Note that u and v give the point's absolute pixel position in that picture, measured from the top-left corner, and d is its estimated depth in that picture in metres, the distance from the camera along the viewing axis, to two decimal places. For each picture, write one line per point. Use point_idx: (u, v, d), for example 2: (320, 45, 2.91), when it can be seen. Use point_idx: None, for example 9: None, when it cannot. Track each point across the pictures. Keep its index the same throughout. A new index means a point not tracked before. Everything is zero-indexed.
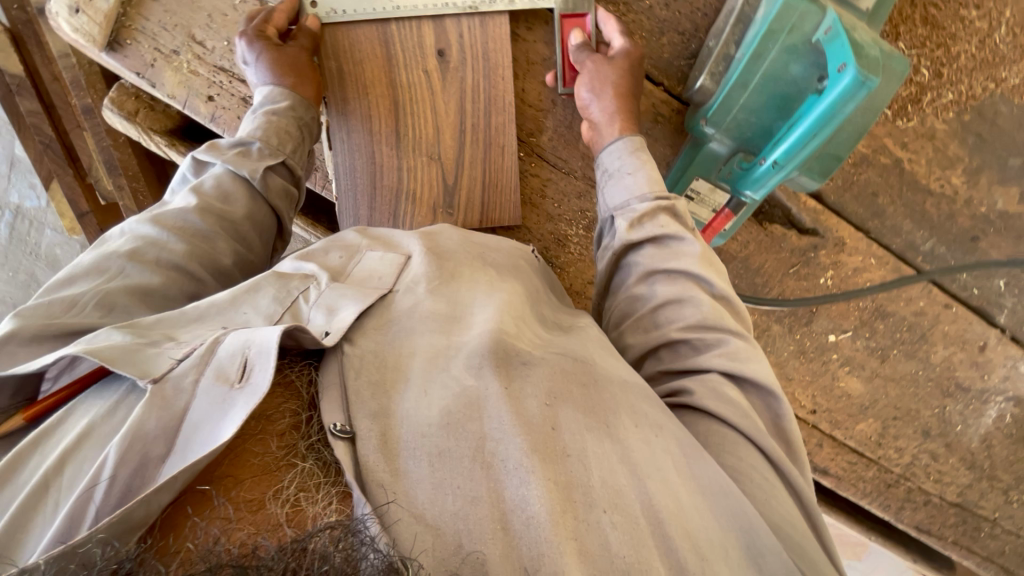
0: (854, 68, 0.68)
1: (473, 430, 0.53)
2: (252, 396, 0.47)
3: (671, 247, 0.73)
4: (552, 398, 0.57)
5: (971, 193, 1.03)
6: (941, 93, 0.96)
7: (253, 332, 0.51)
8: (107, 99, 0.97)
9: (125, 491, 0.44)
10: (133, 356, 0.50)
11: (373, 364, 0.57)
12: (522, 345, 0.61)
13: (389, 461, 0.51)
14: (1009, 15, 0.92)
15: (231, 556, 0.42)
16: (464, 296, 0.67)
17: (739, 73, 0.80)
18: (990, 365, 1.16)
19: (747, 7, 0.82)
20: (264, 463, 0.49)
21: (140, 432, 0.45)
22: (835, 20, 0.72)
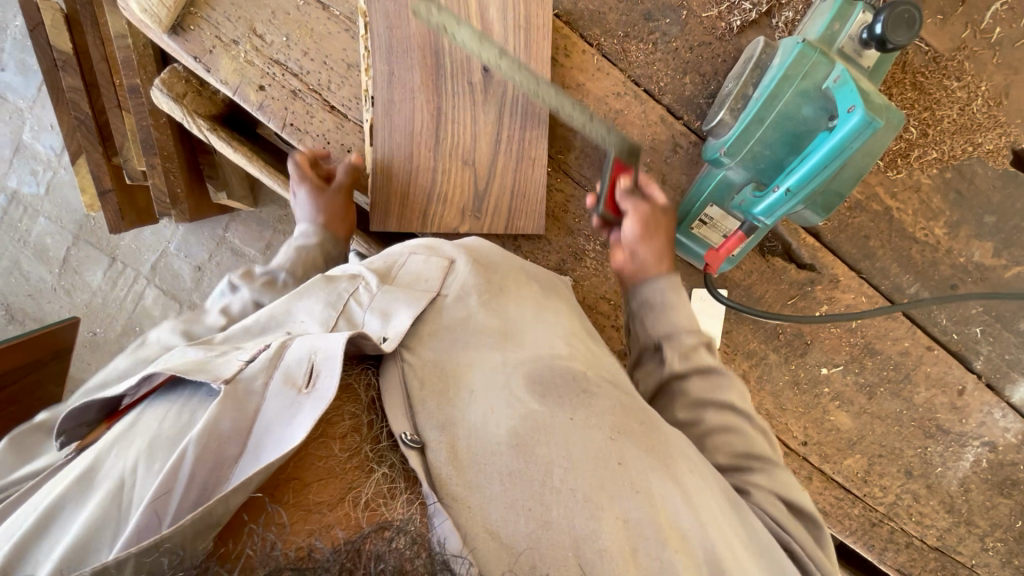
0: (863, 109, 0.77)
1: (541, 453, 0.67)
2: (319, 402, 0.63)
3: (714, 379, 0.83)
4: (616, 432, 0.70)
5: (952, 244, 1.13)
6: (927, 151, 1.07)
7: (315, 342, 0.71)
8: (157, 80, 1.01)
9: (201, 488, 0.58)
10: (203, 365, 0.69)
11: (436, 374, 0.76)
12: (585, 372, 0.77)
13: (459, 473, 0.67)
14: (985, 88, 1.05)
15: (289, 559, 0.52)
16: (510, 312, 0.86)
17: (757, 109, 0.88)
18: (968, 409, 1.22)
19: (764, 56, 0.92)
20: (331, 468, 0.65)
21: (215, 431, 0.60)
22: (843, 70, 0.82)
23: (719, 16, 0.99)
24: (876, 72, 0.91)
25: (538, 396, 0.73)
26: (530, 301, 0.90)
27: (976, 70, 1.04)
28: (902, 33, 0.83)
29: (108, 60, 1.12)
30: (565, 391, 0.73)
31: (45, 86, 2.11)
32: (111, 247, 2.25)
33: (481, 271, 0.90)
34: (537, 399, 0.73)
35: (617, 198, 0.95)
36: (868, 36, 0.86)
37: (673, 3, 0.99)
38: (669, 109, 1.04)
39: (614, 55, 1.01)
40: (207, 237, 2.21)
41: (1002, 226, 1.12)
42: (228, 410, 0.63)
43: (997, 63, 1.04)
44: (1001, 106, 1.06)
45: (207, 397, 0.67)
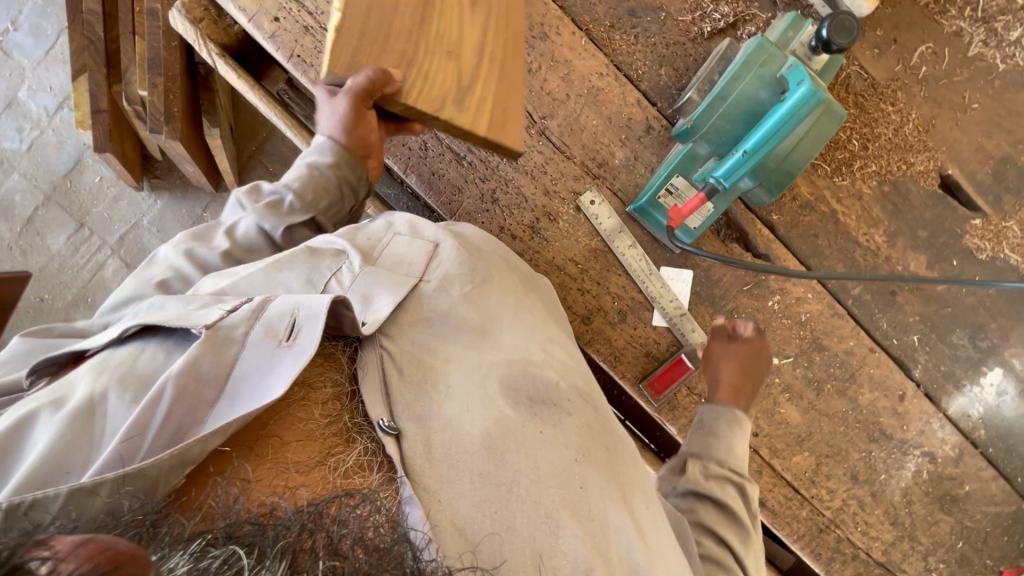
0: (809, 82, 0.90)
1: (510, 459, 0.73)
2: (298, 355, 0.67)
3: (726, 517, 0.90)
4: (583, 453, 0.77)
5: (891, 252, 1.23)
6: (868, 163, 1.21)
7: (300, 299, 0.71)
8: (178, 2, 1.09)
9: (178, 427, 0.63)
10: (183, 314, 0.71)
11: (415, 366, 0.78)
12: (558, 387, 0.82)
13: (433, 468, 0.71)
14: (915, 116, 1.20)
15: (251, 514, 0.57)
16: (492, 305, 0.88)
17: (719, 89, 1.00)
18: (908, 416, 1.27)
19: (729, 51, 1.06)
20: (309, 430, 0.70)
21: (196, 370, 0.65)
22: (797, 60, 0.95)
23: (692, 21, 1.13)
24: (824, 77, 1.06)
25: (510, 401, 0.78)
26: (513, 295, 0.92)
27: (907, 100, 1.20)
28: (843, 37, 0.96)
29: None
30: (537, 400, 0.79)
31: (54, 49, 2.17)
32: (81, 213, 2.20)
33: (466, 259, 0.91)
34: (510, 404, 0.78)
35: (668, 381, 1.17)
36: (816, 42, 1.00)
37: (653, 5, 1.13)
38: (645, 96, 1.15)
39: (600, 40, 1.13)
40: (185, 214, 2.20)
41: (933, 242, 1.24)
42: (208, 353, 0.66)
43: (924, 96, 1.20)
44: (929, 133, 1.21)
45: (185, 340, 0.70)
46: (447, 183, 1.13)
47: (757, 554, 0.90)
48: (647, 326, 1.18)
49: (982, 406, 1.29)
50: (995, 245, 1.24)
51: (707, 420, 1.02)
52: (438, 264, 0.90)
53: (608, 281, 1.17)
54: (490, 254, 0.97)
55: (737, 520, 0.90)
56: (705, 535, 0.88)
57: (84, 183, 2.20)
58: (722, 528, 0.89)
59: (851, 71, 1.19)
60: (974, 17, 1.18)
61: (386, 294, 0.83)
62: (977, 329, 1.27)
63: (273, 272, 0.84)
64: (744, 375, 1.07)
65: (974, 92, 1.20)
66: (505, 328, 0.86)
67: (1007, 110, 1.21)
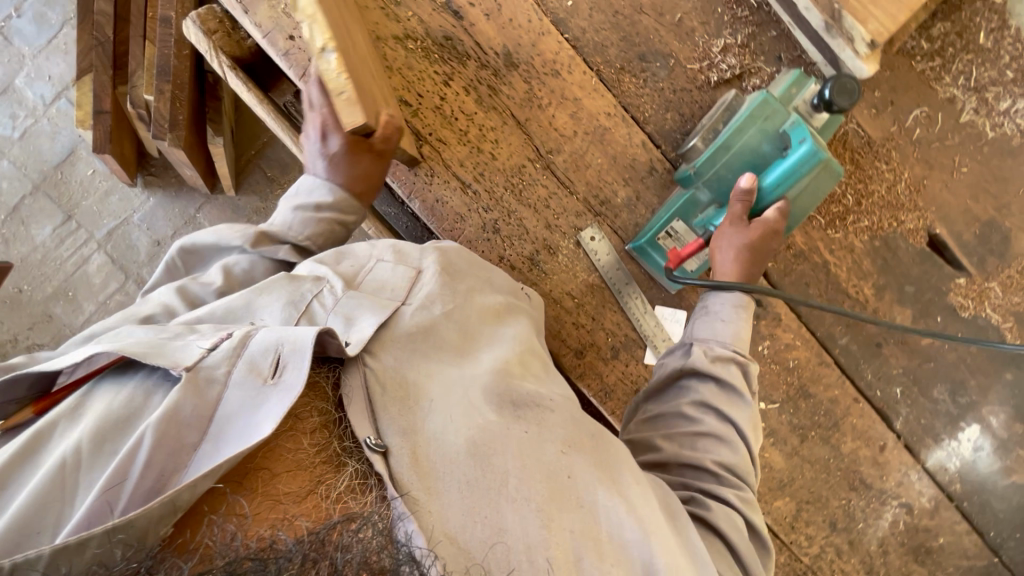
0: (811, 141, 0.93)
1: (496, 461, 0.72)
2: (287, 393, 0.66)
3: (729, 398, 0.93)
4: (567, 447, 0.77)
5: (878, 305, 1.27)
6: (860, 218, 1.25)
7: (284, 335, 0.70)
8: (193, 13, 1.09)
9: (160, 473, 0.61)
10: (160, 349, 0.70)
11: (396, 384, 0.77)
12: (534, 391, 0.82)
13: (422, 480, 0.70)
14: (908, 176, 1.24)
15: (251, 550, 0.56)
16: (473, 327, 0.90)
17: (723, 138, 1.02)
18: (888, 467, 1.30)
19: (734, 102, 1.09)
20: (298, 459, 0.67)
21: (177, 416, 0.63)
22: (799, 117, 0.98)
23: (700, 70, 1.16)
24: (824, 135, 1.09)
25: (494, 407, 0.78)
26: (493, 313, 0.95)
27: (900, 159, 1.24)
28: (844, 98, 1.01)
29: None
30: (521, 404, 0.80)
31: (57, 39, 2.14)
32: (69, 205, 2.16)
33: (447, 282, 0.92)
34: (494, 410, 0.78)
35: None
36: (818, 101, 1.04)
37: (664, 51, 1.16)
38: (650, 137, 1.17)
39: (609, 81, 1.15)
40: (177, 214, 2.17)
41: (919, 298, 1.28)
42: (190, 394, 0.65)
43: (917, 157, 1.24)
44: (920, 193, 1.25)
45: (162, 380, 0.69)
46: (450, 211, 1.12)
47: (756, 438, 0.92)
48: (639, 363, 1.19)
49: (959, 460, 1.32)
50: (977, 304, 1.29)
51: (716, 304, 1.04)
52: (419, 290, 0.90)
53: (603, 317, 1.18)
54: (472, 274, 0.98)
55: (739, 400, 0.93)
56: (707, 411, 0.91)
57: (76, 175, 2.16)
58: (724, 407, 0.91)
59: (849, 128, 1.22)
60: (969, 85, 1.23)
61: (370, 314, 0.82)
62: (957, 385, 1.31)
63: (254, 297, 0.85)
64: (754, 259, 1.02)
65: (963, 157, 1.25)
66: (483, 347, 0.88)
67: (994, 176, 1.26)
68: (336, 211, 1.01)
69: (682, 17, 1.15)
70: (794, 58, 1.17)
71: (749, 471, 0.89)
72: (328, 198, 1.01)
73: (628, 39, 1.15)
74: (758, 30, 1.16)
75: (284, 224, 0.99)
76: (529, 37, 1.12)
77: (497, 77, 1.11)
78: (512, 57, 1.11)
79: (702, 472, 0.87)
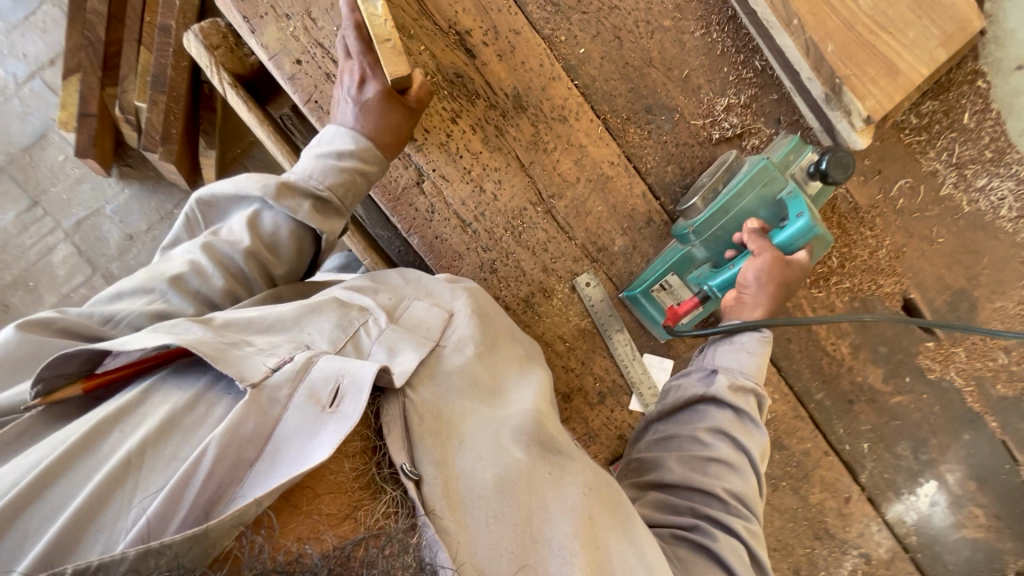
0: (808, 217, 0.97)
1: (523, 500, 0.73)
2: (343, 423, 0.65)
3: (745, 425, 0.91)
4: (590, 489, 0.76)
5: (853, 363, 1.32)
6: (842, 279, 1.30)
7: (346, 364, 0.70)
8: (196, 26, 1.07)
9: (219, 484, 0.61)
10: (224, 357, 0.69)
11: (432, 419, 0.76)
12: (558, 438, 0.82)
13: (452, 511, 0.70)
14: (889, 243, 1.30)
15: (276, 564, 0.54)
16: (501, 369, 0.89)
17: (723, 200, 1.05)
18: (852, 518, 1.35)
19: (735, 163, 1.12)
20: (338, 481, 0.66)
21: (238, 433, 0.63)
22: (796, 188, 1.01)
23: (703, 126, 1.19)
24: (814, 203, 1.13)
25: (522, 448, 0.78)
26: (516, 359, 0.93)
27: (883, 226, 1.29)
28: (839, 172, 1.04)
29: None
30: (546, 446, 0.79)
31: (34, 16, 2.03)
32: (37, 191, 2.05)
33: (480, 323, 0.91)
34: (521, 450, 0.77)
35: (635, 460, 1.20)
36: (814, 170, 1.07)
37: (669, 106, 1.18)
38: (650, 188, 1.19)
39: (615, 131, 1.17)
40: (154, 209, 2.08)
41: (891, 358, 1.34)
42: (252, 412, 0.65)
43: (898, 226, 1.30)
44: (898, 259, 1.31)
45: (226, 392, 0.70)
46: (449, 249, 1.12)
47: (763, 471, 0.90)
48: (624, 409, 1.20)
49: (916, 514, 1.39)
50: (943, 367, 1.35)
51: (738, 334, 1.01)
52: (455, 330, 0.89)
53: (592, 362, 1.19)
54: (498, 319, 0.97)
55: (751, 429, 0.91)
56: (719, 436, 0.89)
57: (45, 160, 2.05)
58: (738, 433, 0.89)
59: (838, 193, 1.27)
60: (950, 161, 1.29)
61: (411, 349, 0.82)
62: (919, 443, 1.37)
63: (302, 313, 0.82)
64: (780, 298, 1.01)
65: (940, 228, 1.31)
66: (510, 388, 0.87)
67: (967, 249, 1.32)
68: (358, 159, 0.95)
69: (689, 74, 1.18)
70: (793, 122, 1.20)
71: (754, 502, 0.86)
72: (349, 146, 0.95)
73: (636, 90, 1.17)
74: (761, 92, 1.19)
75: (305, 174, 0.93)
76: (540, 82, 1.12)
77: (505, 118, 1.11)
78: (521, 100, 1.12)
79: (710, 497, 0.84)
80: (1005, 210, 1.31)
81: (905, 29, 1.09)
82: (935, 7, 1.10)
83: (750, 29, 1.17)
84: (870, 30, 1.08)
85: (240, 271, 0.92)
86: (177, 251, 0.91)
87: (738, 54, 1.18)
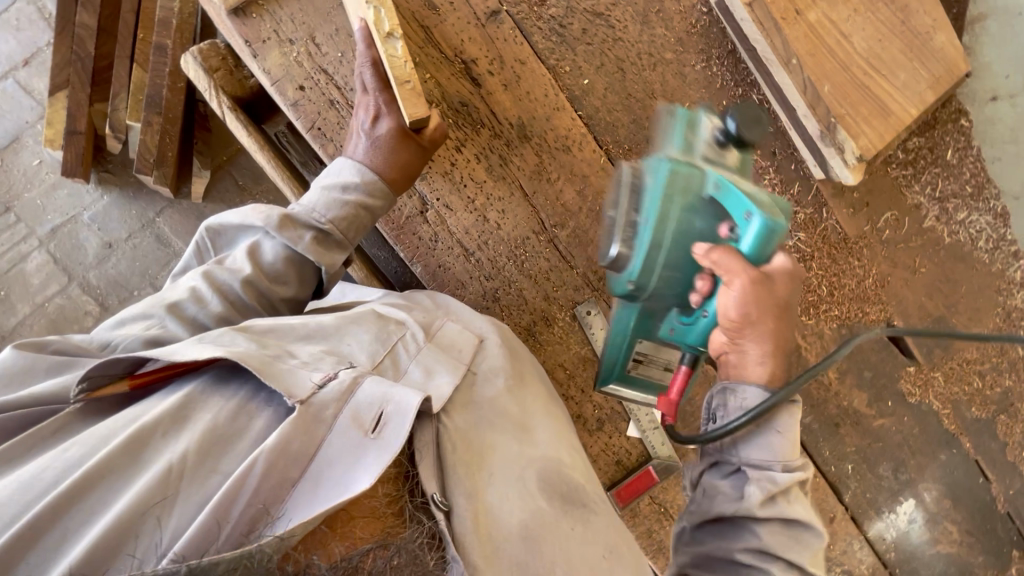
0: (759, 215, 0.76)
1: (546, 552, 0.71)
2: (383, 451, 0.63)
3: (797, 534, 0.72)
4: (609, 552, 0.75)
5: (839, 387, 1.37)
6: (831, 308, 1.32)
7: (390, 390, 0.68)
8: (195, 48, 1.06)
9: (263, 499, 0.60)
10: (271, 369, 0.68)
11: (463, 446, 0.77)
12: (583, 483, 0.82)
13: (478, 543, 0.69)
14: (878, 272, 1.34)
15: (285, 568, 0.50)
16: (528, 404, 0.89)
17: (650, 237, 0.86)
18: (835, 536, 1.40)
19: (634, 179, 0.92)
20: (372, 506, 0.64)
21: (285, 448, 0.62)
22: (722, 179, 0.82)
23: None
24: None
25: (547, 496, 0.77)
26: (540, 399, 0.92)
27: (871, 256, 1.33)
28: (753, 130, 0.85)
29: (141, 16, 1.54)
30: (570, 498, 0.78)
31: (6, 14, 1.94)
32: (10, 196, 1.96)
33: (509, 357, 0.92)
34: (546, 498, 0.76)
35: (629, 482, 1.20)
36: (725, 137, 0.88)
37: None
38: None
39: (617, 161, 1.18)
40: (134, 216, 1.99)
41: (875, 383, 1.39)
42: (297, 431, 0.64)
43: (885, 255, 1.34)
44: (884, 288, 1.34)
45: (268, 403, 0.69)
46: (452, 277, 1.12)
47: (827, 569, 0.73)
48: (622, 435, 1.22)
49: (896, 532, 1.44)
50: (923, 391, 1.41)
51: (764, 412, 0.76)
52: (485, 357, 0.90)
53: (592, 390, 1.20)
54: (524, 358, 0.97)
55: (810, 541, 0.71)
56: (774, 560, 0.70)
57: (18, 164, 1.97)
58: (791, 550, 0.70)
59: (829, 223, 1.30)
60: (932, 195, 1.34)
61: (445, 372, 0.82)
62: (900, 463, 1.42)
63: (338, 326, 0.83)
64: (782, 329, 0.78)
65: (924, 259, 1.36)
66: (537, 426, 0.86)
67: (948, 279, 1.37)
68: (363, 192, 0.94)
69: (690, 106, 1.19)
70: (787, 155, 1.24)
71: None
72: (355, 178, 0.94)
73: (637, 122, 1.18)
74: None
75: (310, 204, 0.92)
76: (544, 112, 1.12)
77: (509, 148, 1.11)
78: (526, 129, 1.12)
79: None
80: (981, 242, 1.38)
81: (896, 71, 1.14)
82: (924, 51, 1.14)
83: (748, 63, 1.19)
84: (863, 71, 1.12)
85: (238, 299, 0.88)
86: (183, 278, 0.89)
87: (737, 87, 1.20)
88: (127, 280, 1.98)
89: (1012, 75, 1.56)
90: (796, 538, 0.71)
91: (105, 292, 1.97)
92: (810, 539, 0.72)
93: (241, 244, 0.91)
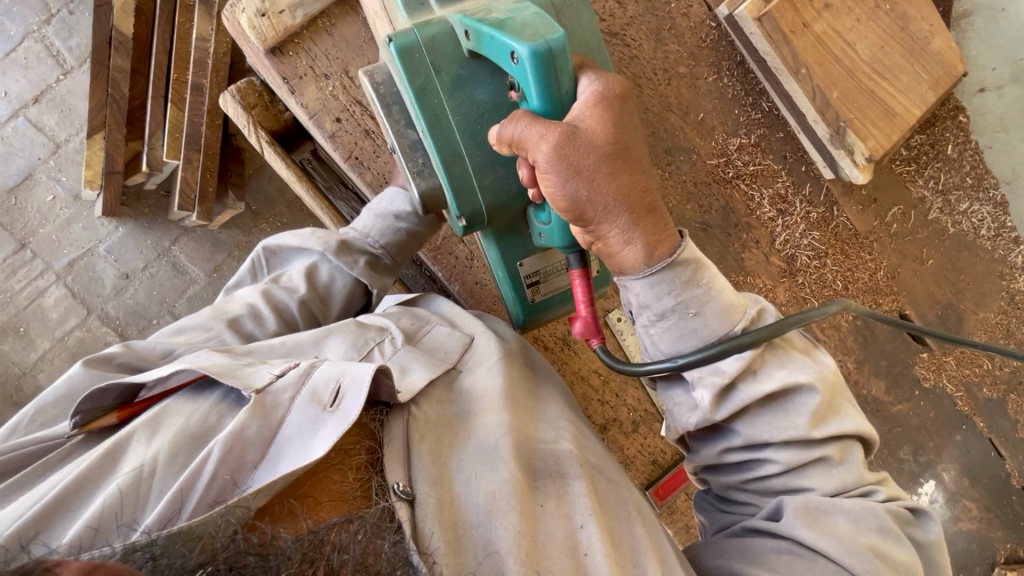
0: (523, 44, 0.66)
1: (510, 524, 0.68)
2: (342, 421, 0.66)
3: (788, 410, 0.74)
4: (585, 521, 0.71)
5: (857, 376, 1.42)
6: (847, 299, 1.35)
7: (346, 367, 0.72)
8: (232, 86, 1.12)
9: (222, 485, 0.62)
10: (231, 370, 0.72)
11: (432, 427, 0.77)
12: (570, 456, 0.77)
13: (442, 522, 0.68)
14: (887, 264, 1.39)
15: (249, 546, 0.53)
16: (514, 381, 0.85)
17: (435, 147, 0.78)
18: None
19: (380, 86, 0.84)
20: (341, 490, 0.68)
21: (241, 434, 0.65)
22: (469, 25, 0.72)
23: (718, 165, 1.26)
24: (563, 11, 0.85)
25: (519, 467, 0.73)
26: (526, 381, 0.89)
27: (881, 250, 1.38)
28: None
29: (174, 57, 1.68)
30: (543, 473, 0.75)
31: (16, 53, 1.95)
32: (24, 232, 1.97)
33: (500, 344, 0.90)
34: (516, 468, 0.73)
35: (667, 480, 1.25)
36: None
37: (686, 147, 1.24)
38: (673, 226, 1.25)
39: None
40: (149, 246, 2.01)
41: (891, 370, 1.44)
42: (256, 415, 0.67)
43: (894, 248, 1.39)
44: (894, 280, 1.39)
45: (235, 402, 0.71)
46: (489, 294, 1.15)
47: (844, 417, 0.76)
48: (657, 436, 1.27)
49: None
50: (937, 375, 1.47)
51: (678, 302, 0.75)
52: (475, 353, 0.89)
53: (625, 393, 1.26)
54: (515, 345, 0.95)
55: (805, 406, 0.74)
56: (767, 447, 0.76)
57: (32, 201, 1.98)
58: (784, 428, 0.74)
59: (840, 221, 1.34)
60: (935, 188, 1.41)
61: (422, 368, 0.83)
62: (919, 446, 1.48)
63: (319, 335, 0.87)
64: (610, 173, 0.70)
65: (930, 250, 1.41)
66: (520, 401, 0.84)
67: (954, 267, 1.44)
68: (414, 220, 1.00)
69: (704, 116, 1.25)
70: (798, 157, 1.30)
71: (848, 462, 0.75)
72: (407, 209, 0.99)
73: (657, 134, 1.23)
74: (768, 131, 1.28)
75: (365, 231, 0.99)
76: None
77: None
78: None
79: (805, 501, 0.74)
80: (984, 230, 1.45)
81: (899, 75, 1.20)
82: (924, 55, 1.21)
83: (757, 74, 1.25)
84: (868, 76, 1.18)
85: (293, 319, 0.92)
86: (242, 292, 0.95)
87: (747, 96, 1.26)
88: (145, 310, 1.99)
89: (1000, 67, 1.63)
90: (783, 411, 0.75)
91: (124, 322, 1.98)
92: (789, 403, 0.75)
93: (298, 262, 0.98)
